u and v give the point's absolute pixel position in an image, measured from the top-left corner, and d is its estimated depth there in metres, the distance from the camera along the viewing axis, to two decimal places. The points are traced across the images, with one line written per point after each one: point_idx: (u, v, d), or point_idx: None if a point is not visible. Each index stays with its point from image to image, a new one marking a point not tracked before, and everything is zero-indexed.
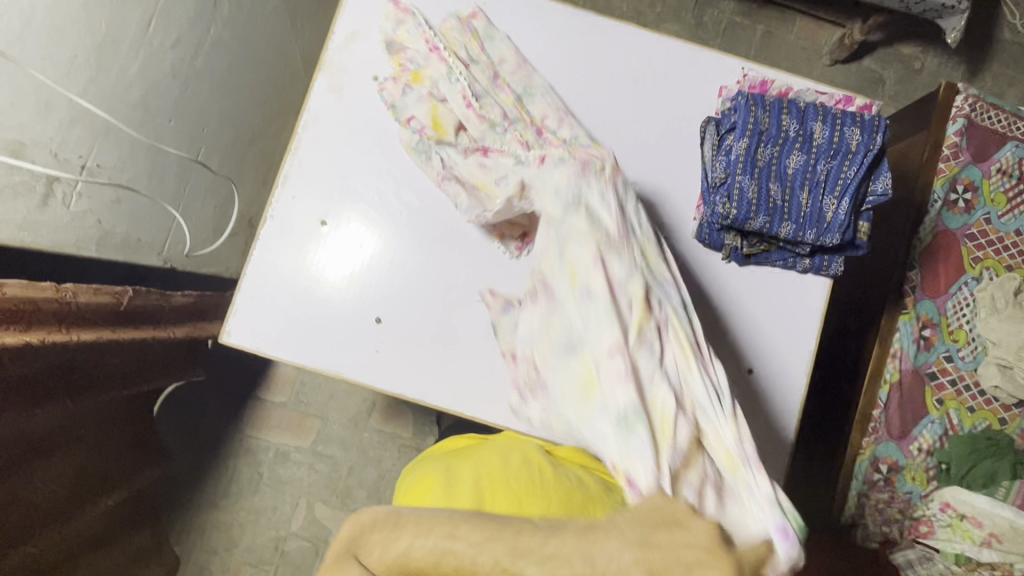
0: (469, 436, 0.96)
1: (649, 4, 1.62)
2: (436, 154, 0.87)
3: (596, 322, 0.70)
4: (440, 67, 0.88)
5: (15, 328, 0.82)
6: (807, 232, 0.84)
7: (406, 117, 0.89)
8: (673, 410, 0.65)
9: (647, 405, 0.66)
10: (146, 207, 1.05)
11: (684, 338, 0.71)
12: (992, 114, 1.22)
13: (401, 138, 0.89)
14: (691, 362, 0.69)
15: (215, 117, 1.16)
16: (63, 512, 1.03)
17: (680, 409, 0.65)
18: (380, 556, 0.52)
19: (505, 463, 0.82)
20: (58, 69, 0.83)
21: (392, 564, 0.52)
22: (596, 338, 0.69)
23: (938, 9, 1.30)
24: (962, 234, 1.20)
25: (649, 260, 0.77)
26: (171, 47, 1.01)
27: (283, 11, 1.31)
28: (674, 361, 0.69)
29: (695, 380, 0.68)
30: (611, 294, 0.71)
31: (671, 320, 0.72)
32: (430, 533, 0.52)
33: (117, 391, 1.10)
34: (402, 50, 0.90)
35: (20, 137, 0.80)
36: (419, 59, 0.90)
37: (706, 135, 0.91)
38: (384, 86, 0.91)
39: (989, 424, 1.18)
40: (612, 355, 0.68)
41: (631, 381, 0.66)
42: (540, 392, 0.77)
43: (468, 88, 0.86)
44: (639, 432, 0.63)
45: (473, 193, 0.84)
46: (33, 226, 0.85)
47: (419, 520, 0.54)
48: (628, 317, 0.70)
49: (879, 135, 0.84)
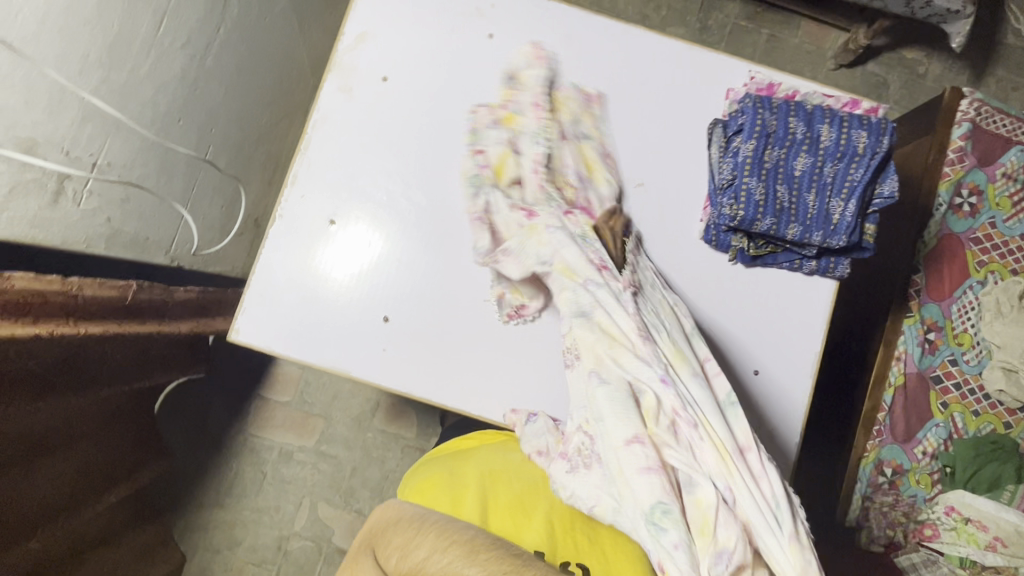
0: (473, 437, 0.96)
1: (654, 7, 1.63)
2: (484, 194, 0.89)
3: (611, 407, 0.66)
4: (530, 123, 0.89)
5: (24, 319, 0.83)
6: (814, 233, 0.84)
7: (478, 147, 0.91)
8: (715, 512, 0.60)
9: (687, 507, 0.61)
10: (154, 206, 1.05)
11: (719, 439, 0.64)
12: (997, 118, 1.22)
13: (461, 164, 0.91)
14: (739, 463, 0.62)
15: (224, 118, 1.17)
16: (65, 507, 1.04)
17: (721, 509, 0.60)
18: (396, 561, 0.59)
19: (504, 468, 0.84)
20: (71, 68, 0.83)
21: (401, 572, 0.58)
22: (617, 425, 0.65)
23: (944, 14, 1.31)
24: (967, 237, 1.21)
25: (676, 360, 0.70)
26: (181, 47, 1.01)
27: (291, 13, 1.31)
28: (715, 467, 0.63)
29: (741, 488, 0.61)
30: (636, 378, 0.67)
31: (706, 424, 0.64)
32: (446, 551, 0.58)
33: (120, 385, 1.12)
34: (511, 96, 0.92)
35: (33, 135, 0.81)
36: (522, 110, 0.91)
37: (713, 137, 0.92)
38: (478, 111, 0.93)
39: (993, 428, 1.18)
40: (642, 441, 0.64)
41: (657, 472, 0.62)
42: (591, 464, 0.70)
43: (544, 157, 0.87)
44: (672, 533, 0.59)
45: (497, 241, 0.87)
46: (43, 223, 0.86)
47: (437, 539, 0.60)
48: (653, 410, 0.66)
49: (886, 138, 0.84)
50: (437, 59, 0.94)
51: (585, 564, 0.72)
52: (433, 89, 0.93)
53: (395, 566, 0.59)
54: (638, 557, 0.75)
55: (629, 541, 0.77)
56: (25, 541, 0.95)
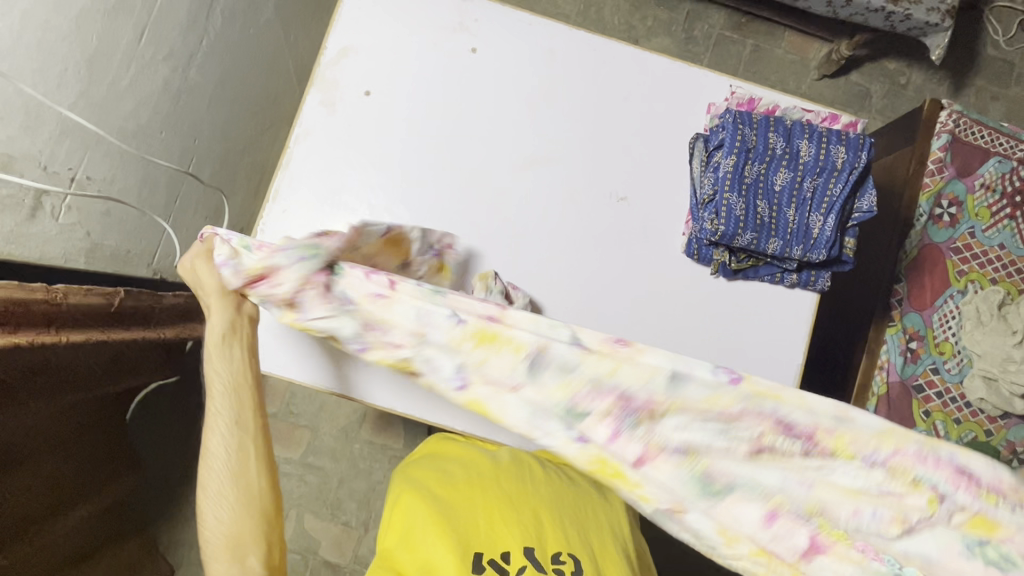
0: (436, 441, 0.94)
1: (640, 18, 1.63)
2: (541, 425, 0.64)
3: (550, 403, 0.63)
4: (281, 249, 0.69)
5: (3, 329, 0.78)
6: (794, 248, 0.86)
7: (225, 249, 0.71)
8: (274, 294, 0.70)
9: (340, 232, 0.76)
10: (137, 219, 1.05)
11: (511, 399, 0.64)
12: (976, 130, 1.24)
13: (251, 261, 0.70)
14: (236, 282, 0.70)
15: (208, 129, 1.16)
16: (36, 521, 1.00)
17: (527, 385, 0.64)
18: (215, 521, 0.69)
19: (486, 460, 0.86)
20: (48, 83, 0.84)
21: (224, 502, 0.69)
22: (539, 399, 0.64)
23: (922, 27, 1.33)
24: (947, 247, 1.22)
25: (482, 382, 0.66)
26: (163, 59, 1.02)
27: (276, 22, 1.31)
28: (533, 405, 0.64)
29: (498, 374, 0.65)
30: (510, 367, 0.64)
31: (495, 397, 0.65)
32: (211, 473, 0.69)
33: (85, 392, 1.05)
34: (258, 251, 0.70)
35: (9, 151, 0.82)
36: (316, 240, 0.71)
37: (695, 152, 0.93)
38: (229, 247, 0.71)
39: (975, 435, 1.19)
40: (537, 401, 0.64)
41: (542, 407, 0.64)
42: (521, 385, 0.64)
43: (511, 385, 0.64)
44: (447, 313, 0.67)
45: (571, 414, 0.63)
46: (22, 239, 0.87)
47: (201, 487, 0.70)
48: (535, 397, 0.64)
49: (863, 154, 0.86)
50: (418, 71, 0.94)
51: (575, 555, 0.73)
52: (417, 104, 0.93)
53: (217, 522, 0.69)
54: (618, 558, 0.76)
55: (608, 540, 0.79)
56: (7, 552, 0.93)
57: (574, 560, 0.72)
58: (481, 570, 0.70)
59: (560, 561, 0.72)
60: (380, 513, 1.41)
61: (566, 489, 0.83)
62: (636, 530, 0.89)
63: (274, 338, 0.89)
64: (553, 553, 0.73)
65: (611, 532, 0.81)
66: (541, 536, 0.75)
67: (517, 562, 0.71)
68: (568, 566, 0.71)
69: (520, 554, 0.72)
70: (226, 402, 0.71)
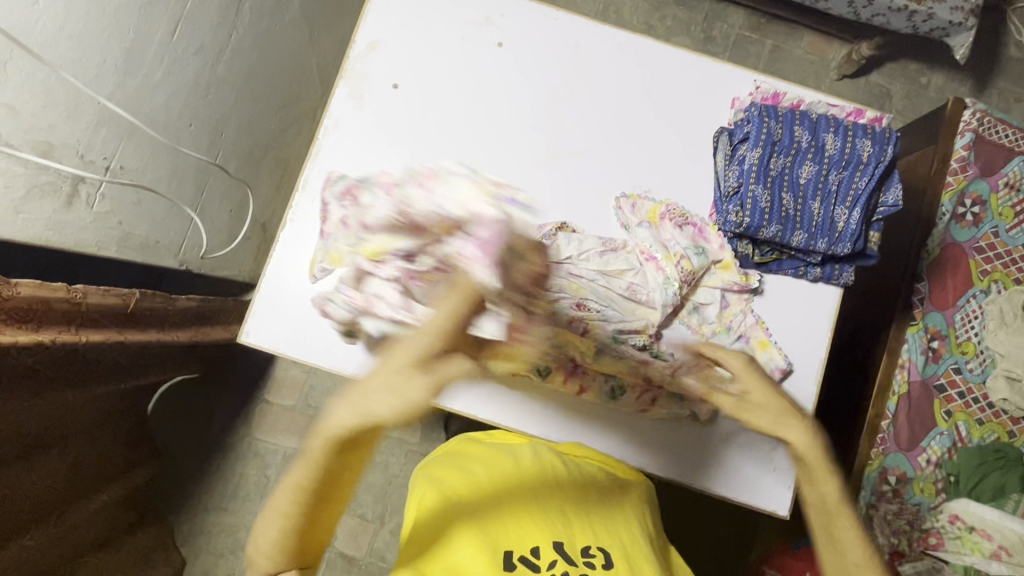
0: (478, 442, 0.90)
1: (659, 17, 1.64)
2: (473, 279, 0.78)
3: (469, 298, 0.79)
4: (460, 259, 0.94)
5: (25, 327, 0.80)
6: (819, 241, 0.87)
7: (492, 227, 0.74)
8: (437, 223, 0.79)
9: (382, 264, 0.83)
10: (167, 210, 1.08)
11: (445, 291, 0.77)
12: (1000, 129, 1.23)
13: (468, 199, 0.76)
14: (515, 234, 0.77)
15: (234, 124, 1.19)
16: (58, 507, 1.01)
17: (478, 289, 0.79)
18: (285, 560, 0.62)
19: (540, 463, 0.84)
20: (88, 73, 0.88)
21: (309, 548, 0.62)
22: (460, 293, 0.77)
23: (946, 27, 1.32)
24: (970, 246, 1.21)
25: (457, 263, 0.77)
26: (193, 53, 1.05)
27: (303, 20, 1.34)
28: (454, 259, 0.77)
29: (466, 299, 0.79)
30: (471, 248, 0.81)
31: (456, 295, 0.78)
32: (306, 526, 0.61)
33: (112, 382, 1.08)
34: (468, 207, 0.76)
35: (49, 138, 0.85)
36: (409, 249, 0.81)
37: (718, 145, 0.94)
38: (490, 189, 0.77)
39: (997, 437, 1.17)
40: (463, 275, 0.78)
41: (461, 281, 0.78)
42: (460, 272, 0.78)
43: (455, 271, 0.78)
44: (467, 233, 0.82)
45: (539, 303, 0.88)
46: (59, 228, 0.89)
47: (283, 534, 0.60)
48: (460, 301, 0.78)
49: (890, 147, 0.88)
50: (445, 64, 0.95)
51: (605, 549, 0.74)
52: (443, 97, 0.94)
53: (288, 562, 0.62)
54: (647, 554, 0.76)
55: (635, 534, 0.79)
56: (19, 538, 0.92)
57: (604, 555, 0.73)
58: (513, 568, 0.69)
59: (590, 554, 0.72)
60: (396, 507, 1.42)
61: (592, 484, 0.83)
62: (660, 525, 0.88)
63: (298, 328, 0.90)
64: (582, 546, 0.74)
65: (639, 532, 0.80)
66: (570, 531, 0.75)
67: (547, 556, 0.71)
68: (599, 559, 0.72)
69: (549, 548, 0.72)
70: (308, 475, 0.58)
